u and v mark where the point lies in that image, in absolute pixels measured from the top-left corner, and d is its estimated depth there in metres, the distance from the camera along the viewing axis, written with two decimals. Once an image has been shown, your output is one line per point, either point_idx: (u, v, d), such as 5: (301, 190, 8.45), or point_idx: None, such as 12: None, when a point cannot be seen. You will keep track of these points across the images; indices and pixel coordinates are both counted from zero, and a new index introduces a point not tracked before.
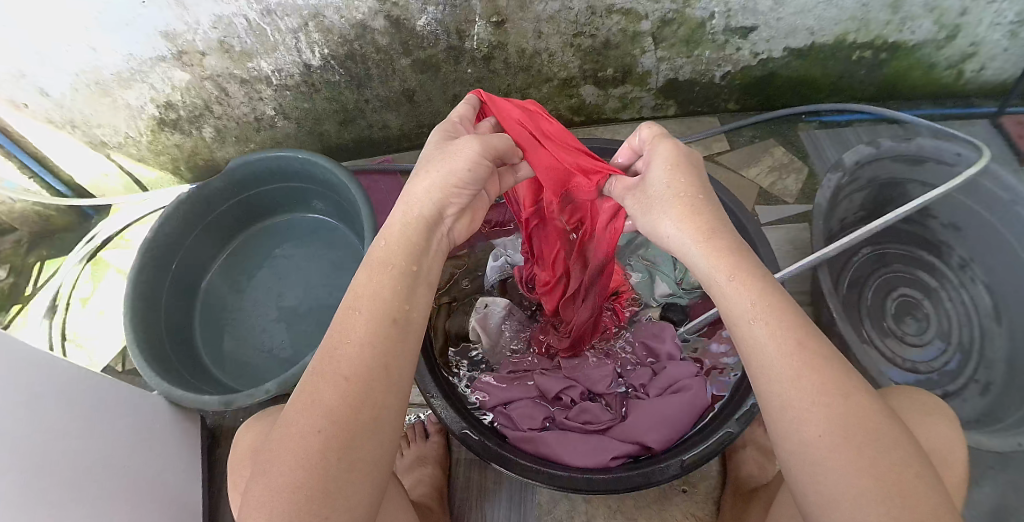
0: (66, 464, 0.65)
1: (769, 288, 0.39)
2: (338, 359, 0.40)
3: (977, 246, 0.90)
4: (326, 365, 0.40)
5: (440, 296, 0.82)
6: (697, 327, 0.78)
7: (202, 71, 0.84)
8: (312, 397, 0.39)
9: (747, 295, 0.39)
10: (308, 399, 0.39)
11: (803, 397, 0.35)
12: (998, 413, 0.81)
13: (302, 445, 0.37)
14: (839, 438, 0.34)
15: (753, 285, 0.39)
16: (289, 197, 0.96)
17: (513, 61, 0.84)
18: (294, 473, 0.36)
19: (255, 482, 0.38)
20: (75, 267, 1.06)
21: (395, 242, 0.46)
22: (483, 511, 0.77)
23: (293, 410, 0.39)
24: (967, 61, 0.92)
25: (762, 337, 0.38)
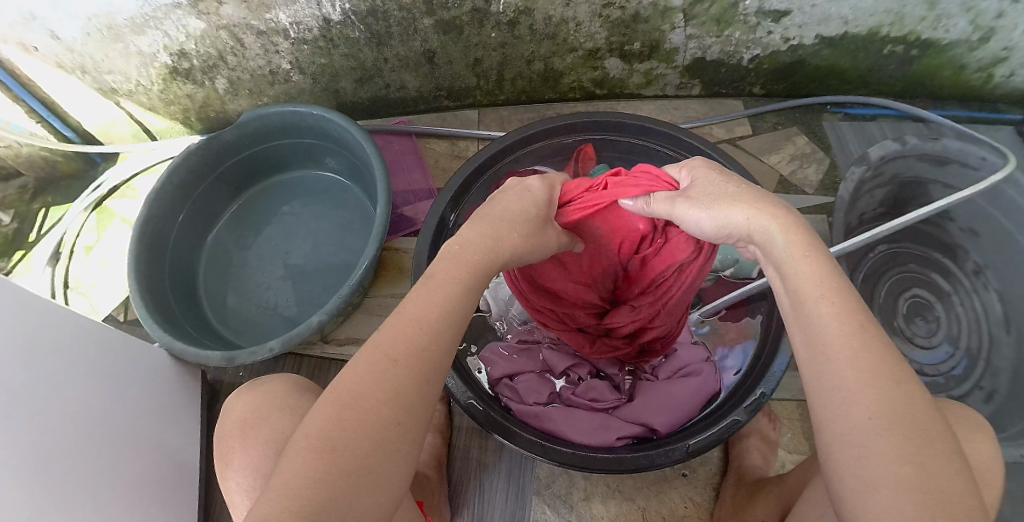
0: (59, 414, 0.64)
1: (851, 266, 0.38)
2: (408, 334, 0.39)
3: (990, 254, 0.91)
4: (387, 338, 0.38)
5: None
6: (713, 311, 0.77)
7: (219, 19, 0.82)
8: (383, 381, 0.36)
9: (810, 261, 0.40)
10: (376, 382, 0.36)
11: (850, 380, 0.34)
12: (1001, 422, 0.83)
13: (369, 427, 0.34)
14: (879, 427, 0.33)
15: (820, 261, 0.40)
16: (302, 154, 0.94)
17: (539, 28, 0.82)
18: (356, 446, 0.34)
19: (294, 466, 0.33)
20: (81, 214, 1.05)
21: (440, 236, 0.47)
22: (481, 482, 0.77)
23: (352, 383, 0.36)
24: (999, 66, 0.89)
25: (825, 314, 0.37)
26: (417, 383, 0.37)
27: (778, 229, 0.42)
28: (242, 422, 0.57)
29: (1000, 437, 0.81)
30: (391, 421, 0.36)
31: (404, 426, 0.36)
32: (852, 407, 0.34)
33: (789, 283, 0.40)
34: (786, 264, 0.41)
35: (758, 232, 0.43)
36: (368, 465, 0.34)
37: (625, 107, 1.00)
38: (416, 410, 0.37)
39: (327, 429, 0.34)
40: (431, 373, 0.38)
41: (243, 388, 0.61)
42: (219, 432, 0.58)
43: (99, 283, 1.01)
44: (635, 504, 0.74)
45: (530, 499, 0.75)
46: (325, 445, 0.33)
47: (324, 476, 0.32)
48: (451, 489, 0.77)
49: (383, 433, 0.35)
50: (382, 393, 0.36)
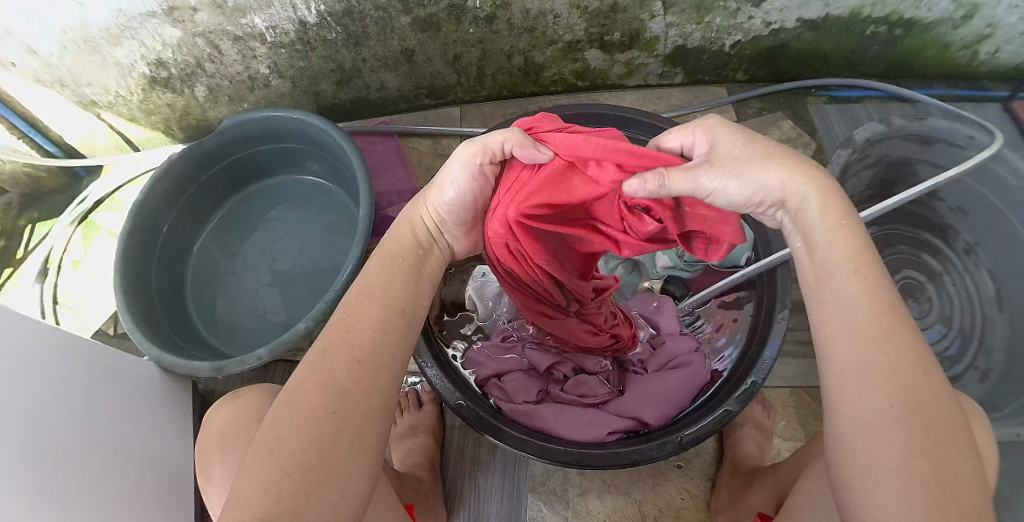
0: (50, 430, 0.64)
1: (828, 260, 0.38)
2: (350, 342, 0.39)
3: (983, 232, 0.91)
4: (334, 345, 0.39)
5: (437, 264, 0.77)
6: (702, 301, 0.77)
7: (194, 27, 0.81)
8: (314, 375, 0.37)
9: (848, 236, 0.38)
10: (311, 379, 0.37)
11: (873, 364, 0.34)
12: (997, 401, 0.82)
13: (303, 421, 0.35)
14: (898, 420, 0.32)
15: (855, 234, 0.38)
16: (285, 158, 0.93)
17: (517, 22, 0.81)
18: (300, 454, 0.34)
19: (243, 477, 0.34)
20: (66, 229, 1.03)
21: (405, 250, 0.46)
22: (476, 481, 0.77)
23: (299, 392, 0.36)
24: (983, 43, 0.89)
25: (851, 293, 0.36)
26: (350, 369, 0.38)
27: (816, 198, 0.39)
28: (228, 431, 0.56)
29: (996, 416, 0.81)
30: (337, 428, 0.35)
31: (347, 419, 0.36)
32: (865, 394, 0.34)
33: (816, 253, 0.39)
34: (815, 233, 0.39)
35: (790, 202, 0.41)
36: (312, 460, 0.34)
37: (609, 98, 0.99)
38: (359, 402, 0.37)
39: (271, 430, 0.35)
40: (365, 356, 0.39)
41: (232, 398, 0.60)
42: (205, 447, 0.57)
43: (86, 297, 1.01)
44: (631, 497, 0.74)
45: (526, 496, 0.75)
46: (271, 447, 0.34)
47: (270, 475, 0.33)
48: (446, 490, 0.76)
49: (321, 425, 0.35)
50: (327, 400, 0.36)
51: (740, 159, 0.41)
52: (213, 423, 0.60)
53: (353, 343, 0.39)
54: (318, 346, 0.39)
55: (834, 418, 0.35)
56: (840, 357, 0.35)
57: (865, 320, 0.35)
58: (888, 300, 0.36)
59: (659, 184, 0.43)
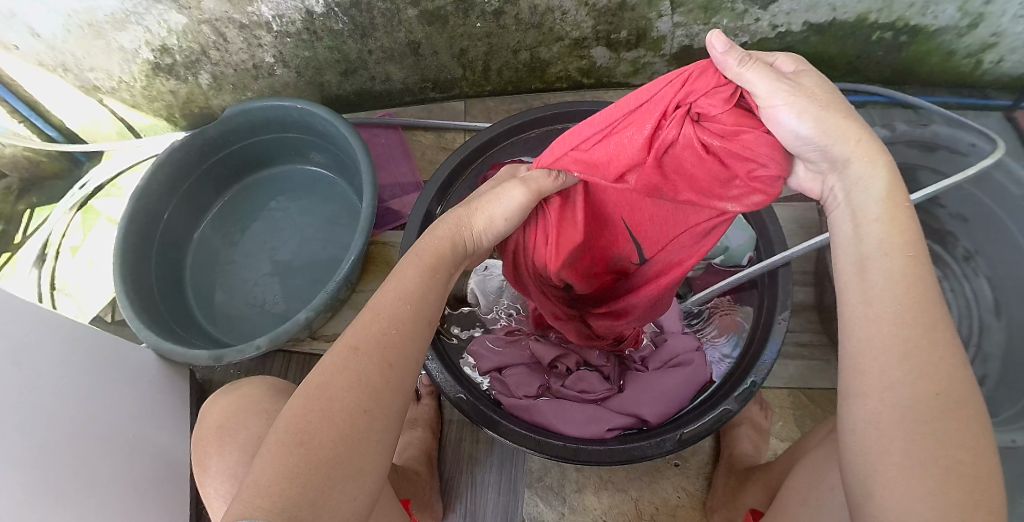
0: (46, 415, 0.63)
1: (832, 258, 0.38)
2: (385, 340, 0.39)
3: (981, 239, 0.91)
4: (367, 341, 0.38)
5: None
6: (706, 299, 0.76)
7: (200, 14, 0.81)
8: (347, 369, 0.36)
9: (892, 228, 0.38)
10: (342, 372, 0.36)
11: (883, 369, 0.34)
12: (993, 408, 0.83)
13: (335, 416, 0.34)
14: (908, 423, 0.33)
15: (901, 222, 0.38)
16: (288, 147, 0.93)
17: (524, 17, 0.81)
18: (328, 448, 0.33)
19: (263, 461, 0.33)
20: (64, 215, 1.03)
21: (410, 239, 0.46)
22: (473, 475, 0.77)
23: (330, 384, 0.36)
24: (988, 52, 0.89)
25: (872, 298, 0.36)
26: (383, 369, 0.37)
27: (876, 181, 0.39)
28: (226, 419, 0.56)
29: (993, 422, 0.81)
30: (366, 426, 0.35)
31: (377, 418, 0.36)
32: (899, 400, 0.33)
33: (863, 243, 0.39)
34: (869, 213, 0.39)
35: (857, 171, 0.39)
36: (338, 455, 0.34)
37: (614, 96, 0.99)
38: (385, 401, 0.37)
39: (299, 421, 0.34)
40: (395, 357, 0.39)
41: (230, 386, 0.60)
42: (203, 434, 0.57)
43: (85, 283, 1.00)
44: (627, 494, 0.74)
45: (523, 491, 0.75)
46: (297, 437, 0.33)
47: (297, 468, 0.32)
48: (443, 483, 0.76)
49: (351, 423, 0.35)
50: (359, 397, 0.36)
51: (818, 103, 0.39)
52: (211, 411, 0.60)
53: (357, 330, 0.39)
54: (346, 339, 0.38)
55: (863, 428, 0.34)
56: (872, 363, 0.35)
57: (888, 324, 0.35)
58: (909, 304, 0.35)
59: (738, 63, 0.40)
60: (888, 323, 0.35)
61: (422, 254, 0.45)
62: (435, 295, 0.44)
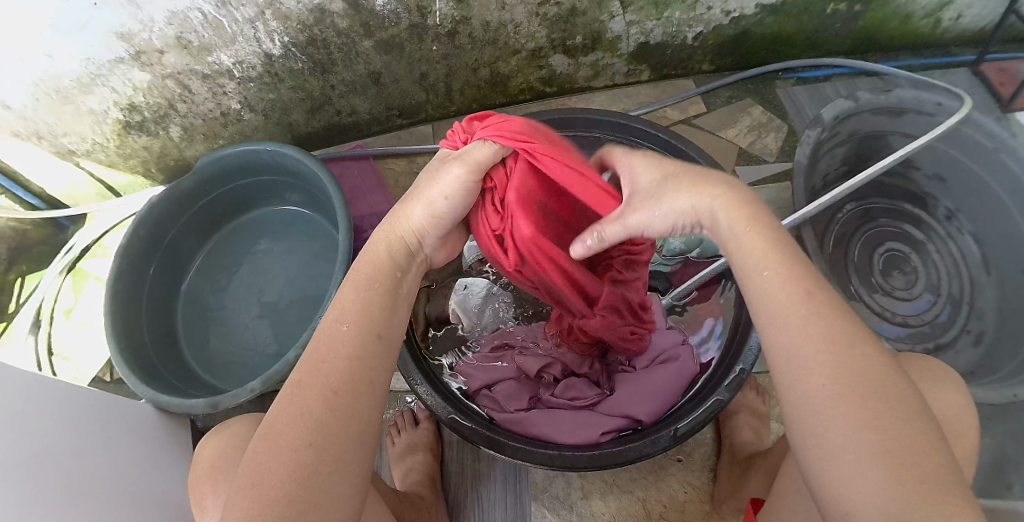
0: (53, 477, 0.64)
1: (753, 252, 0.40)
2: (325, 371, 0.39)
3: (963, 195, 0.91)
4: (308, 376, 0.39)
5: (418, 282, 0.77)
6: (685, 293, 0.77)
7: (162, 69, 0.82)
8: (292, 405, 0.38)
9: (752, 235, 0.40)
10: (288, 410, 0.38)
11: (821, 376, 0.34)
12: (993, 364, 0.82)
13: (282, 456, 0.36)
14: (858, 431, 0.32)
15: (762, 225, 0.41)
16: (262, 190, 0.94)
17: (478, 35, 0.82)
18: (276, 488, 0.34)
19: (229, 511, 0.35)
20: (56, 279, 1.04)
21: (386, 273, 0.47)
22: (479, 493, 0.77)
23: (277, 421, 0.37)
24: (944, 10, 0.90)
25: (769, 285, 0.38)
26: (326, 399, 0.38)
27: (721, 207, 0.42)
28: (222, 468, 0.56)
29: (992, 379, 0.81)
30: (314, 460, 0.36)
31: (326, 449, 0.36)
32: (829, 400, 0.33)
33: (734, 261, 0.41)
34: (729, 243, 0.41)
35: (698, 215, 0.43)
36: (290, 493, 0.34)
37: (577, 101, 1.00)
38: (335, 434, 0.37)
39: (254, 462, 0.36)
40: (342, 385, 0.39)
41: (225, 429, 0.61)
42: (199, 480, 0.58)
43: (81, 345, 1.01)
44: (634, 495, 0.74)
45: (529, 504, 0.75)
46: (251, 481, 0.35)
47: (250, 512, 0.34)
48: (450, 505, 0.77)
49: (300, 458, 0.35)
50: (303, 432, 0.36)
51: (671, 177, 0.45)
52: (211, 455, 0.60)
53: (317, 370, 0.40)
54: (295, 376, 0.40)
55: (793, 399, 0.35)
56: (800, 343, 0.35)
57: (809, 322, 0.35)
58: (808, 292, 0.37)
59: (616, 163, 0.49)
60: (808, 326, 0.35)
61: (399, 285, 0.46)
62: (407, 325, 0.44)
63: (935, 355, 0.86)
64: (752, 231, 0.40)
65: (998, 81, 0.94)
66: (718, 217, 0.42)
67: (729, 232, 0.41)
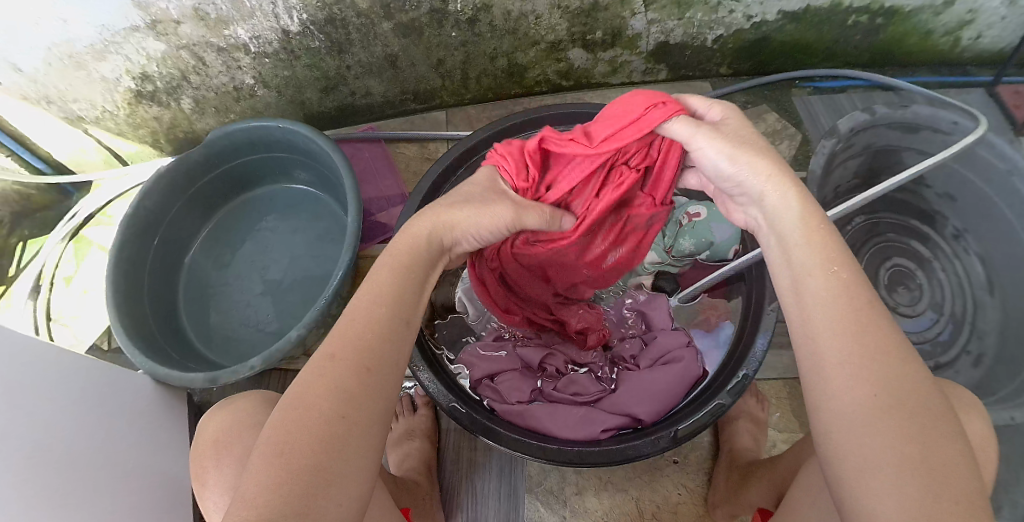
0: (47, 445, 0.63)
1: (805, 263, 0.40)
2: (354, 345, 0.39)
3: (970, 217, 0.91)
4: (339, 350, 0.39)
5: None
6: (693, 295, 0.76)
7: (178, 39, 0.81)
8: (324, 377, 0.37)
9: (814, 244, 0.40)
10: (317, 381, 0.37)
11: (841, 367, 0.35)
12: (991, 385, 0.83)
13: (315, 425, 0.35)
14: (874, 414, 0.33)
15: (816, 225, 0.41)
16: (272, 167, 0.93)
17: (499, 24, 0.82)
18: (303, 454, 0.34)
19: (247, 480, 0.33)
20: (58, 245, 1.03)
21: (399, 256, 0.47)
22: (474, 483, 0.77)
23: (303, 391, 0.37)
24: (965, 29, 0.89)
25: (819, 290, 0.38)
26: (357, 373, 0.38)
27: (794, 199, 0.42)
28: (221, 441, 0.56)
29: (991, 400, 0.81)
30: (344, 430, 0.35)
31: (355, 423, 0.36)
32: (848, 391, 0.34)
33: (792, 256, 0.41)
34: (792, 240, 0.41)
35: (771, 201, 0.43)
36: (319, 461, 0.34)
37: (593, 97, 0.99)
38: (365, 407, 0.37)
39: (279, 431, 0.35)
40: (371, 361, 0.39)
41: (225, 402, 0.60)
42: (199, 453, 0.58)
43: (80, 312, 1.01)
44: (628, 494, 0.74)
45: (523, 496, 0.75)
46: (277, 448, 0.34)
47: (277, 478, 0.33)
48: (444, 493, 0.77)
49: (329, 428, 0.35)
50: (336, 403, 0.36)
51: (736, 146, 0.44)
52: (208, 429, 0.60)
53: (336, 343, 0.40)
54: (323, 349, 0.39)
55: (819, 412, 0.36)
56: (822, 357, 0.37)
57: (832, 321, 0.37)
58: (847, 299, 0.37)
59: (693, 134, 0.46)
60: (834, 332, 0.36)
61: (413, 267, 0.46)
62: (416, 306, 0.44)
63: (935, 374, 0.86)
64: (813, 238, 0.40)
65: (1013, 103, 0.95)
66: (788, 212, 0.42)
67: (790, 243, 0.41)
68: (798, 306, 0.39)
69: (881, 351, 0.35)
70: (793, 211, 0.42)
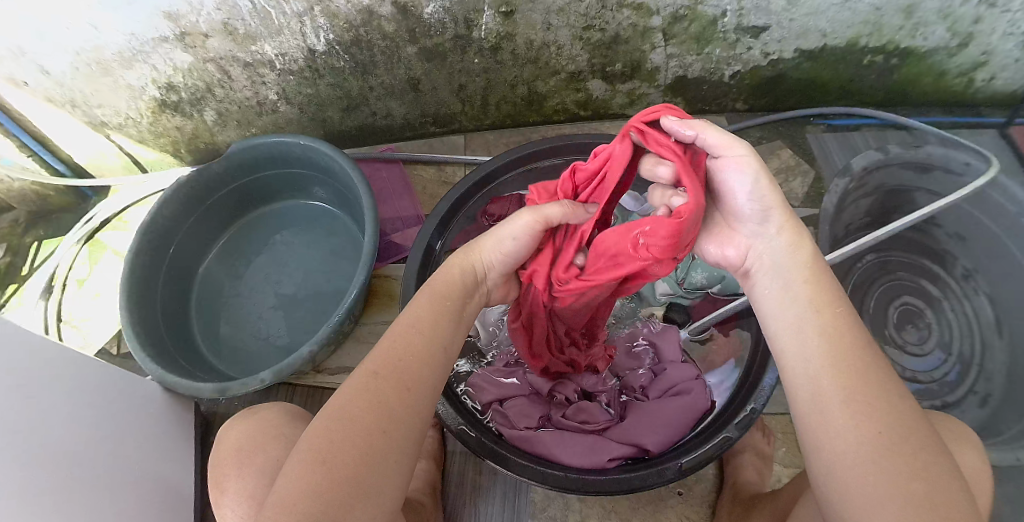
0: (54, 448, 0.64)
1: (807, 304, 0.42)
2: (398, 363, 0.41)
3: (982, 258, 0.92)
4: (384, 367, 0.40)
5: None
6: (703, 327, 0.77)
7: (205, 52, 0.83)
8: (367, 391, 0.38)
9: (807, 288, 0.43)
10: (361, 395, 0.38)
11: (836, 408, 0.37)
12: (997, 426, 0.82)
13: (358, 438, 0.36)
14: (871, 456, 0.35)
15: (813, 271, 0.44)
16: (290, 182, 0.94)
17: (521, 53, 0.83)
18: (344, 463, 0.35)
19: (287, 485, 0.34)
20: (72, 247, 1.05)
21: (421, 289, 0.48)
22: (477, 507, 0.77)
23: (348, 401, 0.38)
24: (979, 70, 0.90)
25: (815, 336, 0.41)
26: (400, 390, 0.39)
27: (790, 248, 0.44)
28: (230, 459, 0.56)
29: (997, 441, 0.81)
30: (384, 444, 0.36)
31: (394, 439, 0.37)
32: (848, 431, 0.36)
33: (785, 302, 0.44)
34: (790, 286, 0.44)
35: (771, 252, 0.45)
36: (359, 474, 0.35)
37: (611, 128, 1.01)
38: (404, 425, 0.38)
39: (320, 439, 0.36)
40: (413, 382, 0.40)
41: (243, 416, 0.61)
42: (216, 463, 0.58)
43: (91, 315, 1.01)
44: None
45: None
46: (320, 456, 0.35)
47: (319, 487, 0.33)
48: (447, 515, 0.76)
49: (370, 441, 0.36)
50: (379, 418, 0.37)
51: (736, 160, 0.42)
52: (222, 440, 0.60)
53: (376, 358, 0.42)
54: (366, 366, 0.41)
55: (815, 454, 0.38)
56: (821, 402, 0.38)
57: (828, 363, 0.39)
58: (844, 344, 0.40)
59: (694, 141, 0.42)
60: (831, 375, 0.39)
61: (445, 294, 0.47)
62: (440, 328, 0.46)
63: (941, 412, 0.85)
64: (809, 283, 0.43)
65: None
66: (787, 259, 0.44)
67: (789, 284, 0.44)
68: (799, 349, 0.41)
69: (876, 390, 0.37)
70: (781, 249, 0.44)
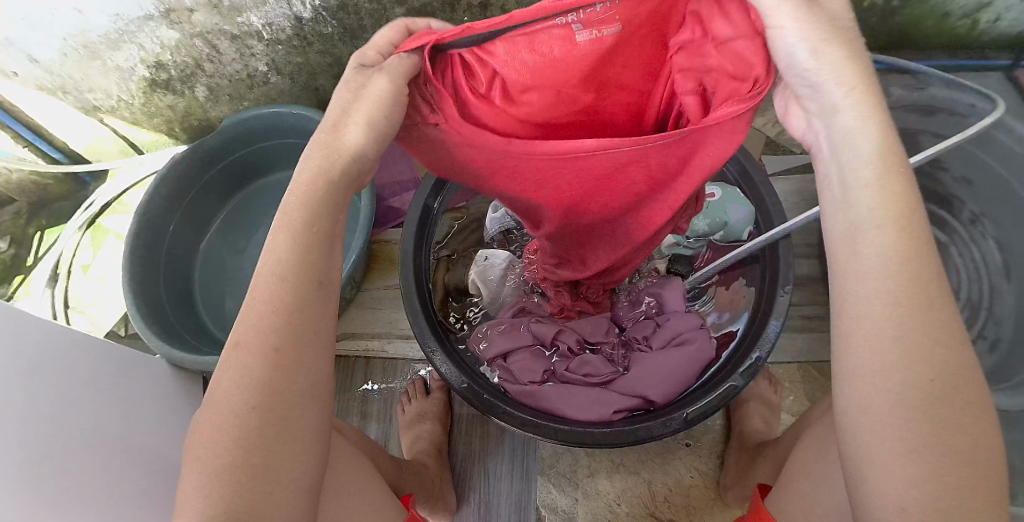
0: (68, 426, 0.64)
1: (869, 210, 0.32)
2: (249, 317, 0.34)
3: (988, 199, 0.87)
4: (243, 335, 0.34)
5: (439, 250, 0.79)
6: (707, 277, 0.78)
7: (192, 28, 0.81)
8: (233, 370, 0.34)
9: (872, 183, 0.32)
10: (229, 373, 0.34)
11: (877, 352, 0.31)
12: (1006, 372, 0.81)
13: (228, 422, 0.33)
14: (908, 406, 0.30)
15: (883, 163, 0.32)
16: (285, 153, 0.94)
17: (513, 8, 0.82)
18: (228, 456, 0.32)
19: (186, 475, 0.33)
20: (75, 234, 1.06)
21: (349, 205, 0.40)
22: (486, 465, 0.78)
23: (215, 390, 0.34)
24: (982, 12, 0.87)
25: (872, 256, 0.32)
26: (266, 356, 0.34)
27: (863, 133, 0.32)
28: None
29: (1005, 386, 0.81)
30: (261, 421, 0.33)
31: (271, 411, 0.33)
32: (886, 376, 0.30)
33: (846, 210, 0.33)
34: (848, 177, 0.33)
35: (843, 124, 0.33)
36: (241, 454, 0.32)
37: None
38: (281, 390, 0.34)
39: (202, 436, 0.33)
40: (284, 341, 0.34)
41: None
42: None
43: (97, 299, 1.04)
44: (640, 476, 0.75)
45: (535, 479, 0.76)
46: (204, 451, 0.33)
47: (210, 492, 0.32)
48: (457, 474, 0.78)
49: (242, 423, 0.33)
50: (245, 397, 0.33)
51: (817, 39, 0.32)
52: None
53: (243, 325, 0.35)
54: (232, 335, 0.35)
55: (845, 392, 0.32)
56: (857, 337, 0.32)
57: (874, 286, 0.31)
58: (909, 257, 0.31)
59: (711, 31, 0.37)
60: (885, 305, 0.31)
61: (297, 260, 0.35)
62: (319, 254, 0.36)
63: None
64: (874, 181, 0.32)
65: None
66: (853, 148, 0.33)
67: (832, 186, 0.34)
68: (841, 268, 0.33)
69: (927, 323, 0.30)
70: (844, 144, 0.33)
